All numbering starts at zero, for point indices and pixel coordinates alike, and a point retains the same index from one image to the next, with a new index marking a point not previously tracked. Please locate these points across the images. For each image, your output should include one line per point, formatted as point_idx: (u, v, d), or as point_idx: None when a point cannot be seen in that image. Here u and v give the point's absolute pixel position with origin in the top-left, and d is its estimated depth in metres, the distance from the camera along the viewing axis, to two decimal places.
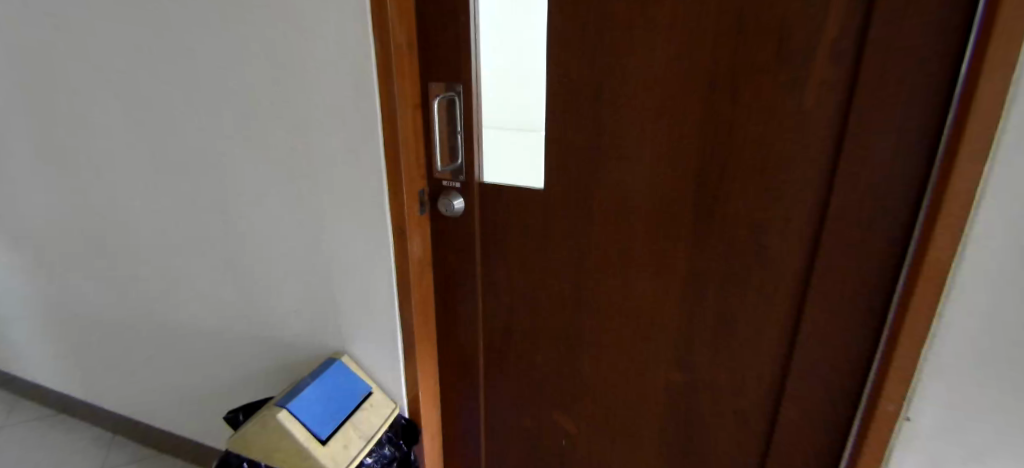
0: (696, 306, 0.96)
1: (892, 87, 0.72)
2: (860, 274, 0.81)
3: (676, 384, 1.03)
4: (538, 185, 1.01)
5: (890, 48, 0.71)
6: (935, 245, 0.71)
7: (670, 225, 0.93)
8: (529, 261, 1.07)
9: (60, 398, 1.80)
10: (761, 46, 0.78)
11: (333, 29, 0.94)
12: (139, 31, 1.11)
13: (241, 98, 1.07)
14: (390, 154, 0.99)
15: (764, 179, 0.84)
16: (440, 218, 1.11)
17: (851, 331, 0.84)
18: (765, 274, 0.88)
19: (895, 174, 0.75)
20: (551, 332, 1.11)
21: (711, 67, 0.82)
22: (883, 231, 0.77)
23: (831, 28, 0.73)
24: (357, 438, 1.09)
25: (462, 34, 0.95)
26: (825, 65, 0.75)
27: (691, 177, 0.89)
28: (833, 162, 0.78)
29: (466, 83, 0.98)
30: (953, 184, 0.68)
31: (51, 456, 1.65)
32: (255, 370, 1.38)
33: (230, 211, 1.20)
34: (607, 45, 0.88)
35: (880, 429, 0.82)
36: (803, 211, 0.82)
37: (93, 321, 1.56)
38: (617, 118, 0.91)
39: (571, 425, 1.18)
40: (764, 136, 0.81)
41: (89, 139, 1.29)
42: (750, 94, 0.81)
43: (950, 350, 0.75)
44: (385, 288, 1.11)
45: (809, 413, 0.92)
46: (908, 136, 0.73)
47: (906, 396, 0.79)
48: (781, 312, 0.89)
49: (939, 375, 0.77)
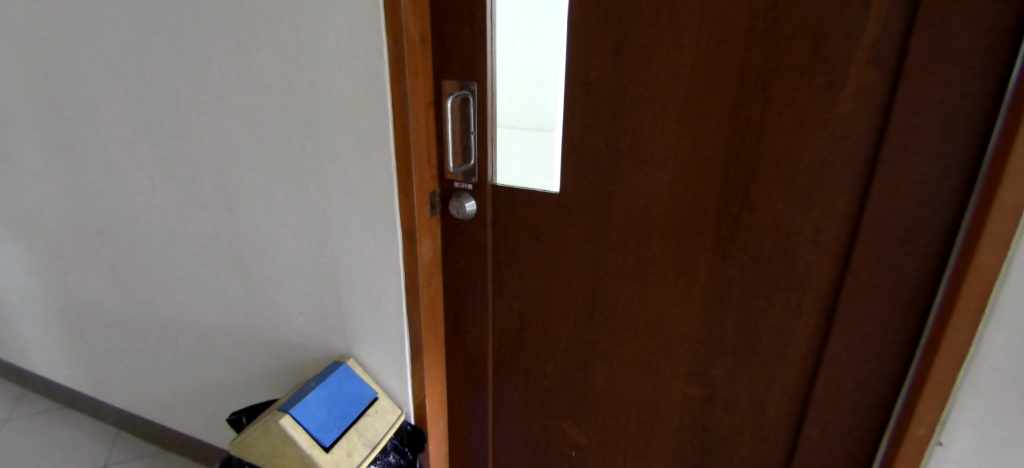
0: (715, 318, 0.92)
1: (936, 93, 0.67)
2: (894, 292, 0.76)
3: (692, 398, 0.99)
4: (553, 189, 0.97)
5: (936, 49, 0.66)
6: (977, 263, 0.66)
7: (691, 234, 0.89)
8: (542, 267, 1.04)
9: (67, 392, 1.79)
10: (795, 46, 0.73)
11: (344, 23, 0.91)
12: (146, 24, 1.08)
13: (249, 94, 1.04)
14: (400, 155, 0.96)
15: (791, 189, 0.79)
16: (450, 220, 1.07)
17: (882, 350, 0.79)
18: (790, 287, 0.84)
19: (934, 186, 0.70)
20: (563, 341, 1.08)
21: (740, 69, 0.78)
22: (920, 244, 0.73)
23: (871, 28, 0.69)
24: (361, 445, 1.06)
25: (478, 30, 0.91)
26: (863, 69, 0.70)
27: (714, 184, 0.85)
28: (868, 170, 0.74)
29: (480, 82, 0.94)
30: (999, 197, 0.63)
31: (54, 450, 1.64)
32: (260, 371, 1.35)
33: (236, 210, 1.18)
34: (631, 43, 0.84)
35: (910, 453, 0.78)
36: (834, 222, 0.78)
37: (98, 318, 1.54)
38: (638, 122, 0.87)
39: (580, 437, 1.14)
40: (795, 143, 0.77)
41: (97, 135, 1.26)
42: (780, 99, 0.76)
43: (988, 373, 0.70)
44: (393, 292, 1.08)
45: (832, 434, 0.87)
46: (951, 143, 0.68)
47: (939, 420, 0.75)
48: (807, 327, 0.85)
49: (974, 399, 0.72)
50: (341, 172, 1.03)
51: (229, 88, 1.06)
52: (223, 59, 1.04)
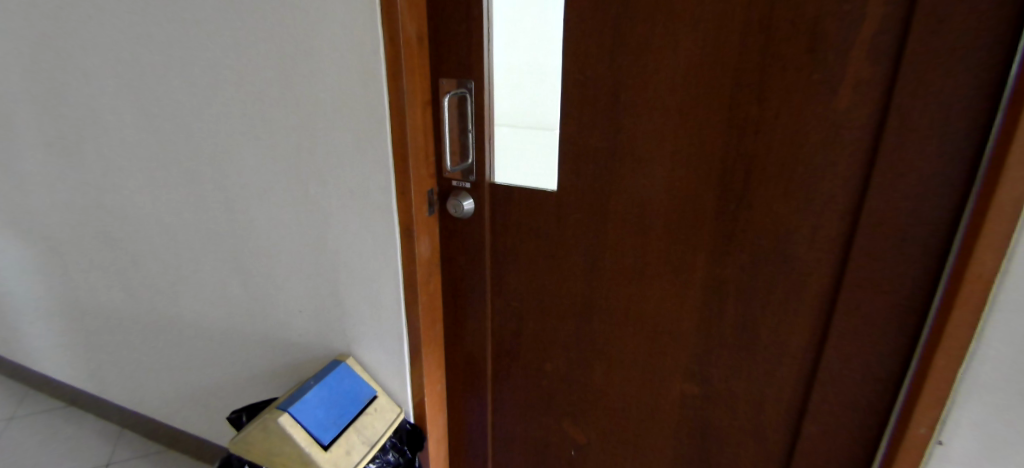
0: (714, 316, 0.91)
1: (934, 89, 0.66)
2: (893, 290, 0.75)
3: (691, 397, 0.99)
4: (551, 187, 0.97)
5: (934, 44, 0.65)
6: (976, 260, 0.65)
7: (690, 233, 0.89)
8: (540, 266, 1.04)
9: (71, 390, 1.80)
10: (793, 42, 0.73)
11: (341, 22, 0.91)
12: (145, 24, 1.08)
13: (248, 93, 1.05)
14: (398, 154, 0.96)
15: (790, 186, 0.79)
16: (448, 219, 1.07)
17: (881, 349, 0.79)
18: (789, 285, 0.83)
19: (933, 183, 0.69)
20: (562, 340, 1.08)
21: (738, 65, 0.77)
22: (919, 241, 0.72)
23: (869, 24, 0.68)
24: (360, 444, 1.06)
25: (475, 28, 0.91)
26: (861, 65, 0.70)
27: (712, 182, 0.84)
28: (867, 167, 0.73)
29: (478, 80, 0.94)
30: (999, 193, 0.63)
31: (58, 449, 1.65)
32: (260, 370, 1.36)
33: (236, 209, 1.18)
34: (628, 41, 0.83)
35: (910, 453, 0.77)
36: (833, 220, 0.77)
37: (100, 318, 1.55)
38: (635, 119, 0.87)
39: (580, 435, 1.14)
40: (794, 140, 0.76)
41: (98, 135, 1.26)
42: (778, 96, 0.76)
43: (989, 372, 0.70)
44: (392, 291, 1.08)
45: (832, 433, 0.87)
46: (950, 138, 0.67)
47: (939, 419, 0.74)
48: (806, 325, 0.84)
49: (974, 398, 0.71)
50: (339, 171, 1.03)
51: (228, 88, 1.06)
52: (221, 59, 1.04)
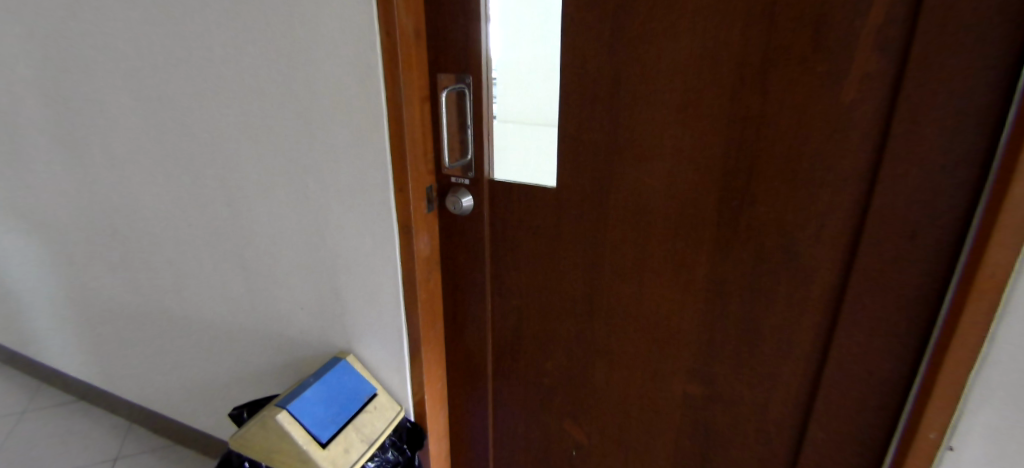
0: (716, 316, 0.89)
1: (945, 81, 0.64)
2: (901, 290, 0.73)
3: (694, 397, 0.97)
4: (550, 184, 0.96)
5: (944, 35, 0.62)
6: (988, 260, 0.63)
7: (692, 230, 0.87)
8: (540, 264, 1.02)
9: (80, 384, 1.83)
10: (796, 34, 0.71)
11: (338, 18, 0.90)
12: (147, 23, 1.08)
13: (247, 89, 1.04)
14: (395, 150, 0.95)
15: (794, 182, 0.76)
16: (448, 216, 1.06)
17: (888, 351, 0.76)
18: (793, 283, 0.81)
19: (943, 179, 0.67)
20: (562, 339, 1.06)
21: (741, 58, 0.75)
22: (930, 239, 0.69)
23: (877, 14, 0.65)
24: (358, 442, 1.06)
25: (472, 22, 0.89)
26: (868, 57, 0.67)
27: (714, 177, 0.82)
28: (874, 162, 0.71)
29: (476, 75, 0.93)
30: (1012, 189, 0.60)
31: (68, 442, 1.68)
32: (263, 366, 1.36)
33: (237, 206, 1.18)
34: (628, 34, 0.81)
35: (919, 457, 0.74)
36: (839, 216, 0.75)
37: (106, 314, 1.56)
38: (635, 113, 0.85)
39: (581, 435, 1.13)
40: (798, 134, 0.74)
41: (101, 133, 1.27)
42: (782, 89, 0.73)
43: (1003, 376, 0.67)
44: (391, 288, 1.08)
45: (837, 436, 0.85)
46: (961, 133, 0.64)
47: (951, 422, 0.71)
48: (811, 325, 0.82)
49: (987, 402, 0.69)
50: (338, 167, 1.02)
51: (227, 85, 1.06)
52: (220, 56, 1.04)
